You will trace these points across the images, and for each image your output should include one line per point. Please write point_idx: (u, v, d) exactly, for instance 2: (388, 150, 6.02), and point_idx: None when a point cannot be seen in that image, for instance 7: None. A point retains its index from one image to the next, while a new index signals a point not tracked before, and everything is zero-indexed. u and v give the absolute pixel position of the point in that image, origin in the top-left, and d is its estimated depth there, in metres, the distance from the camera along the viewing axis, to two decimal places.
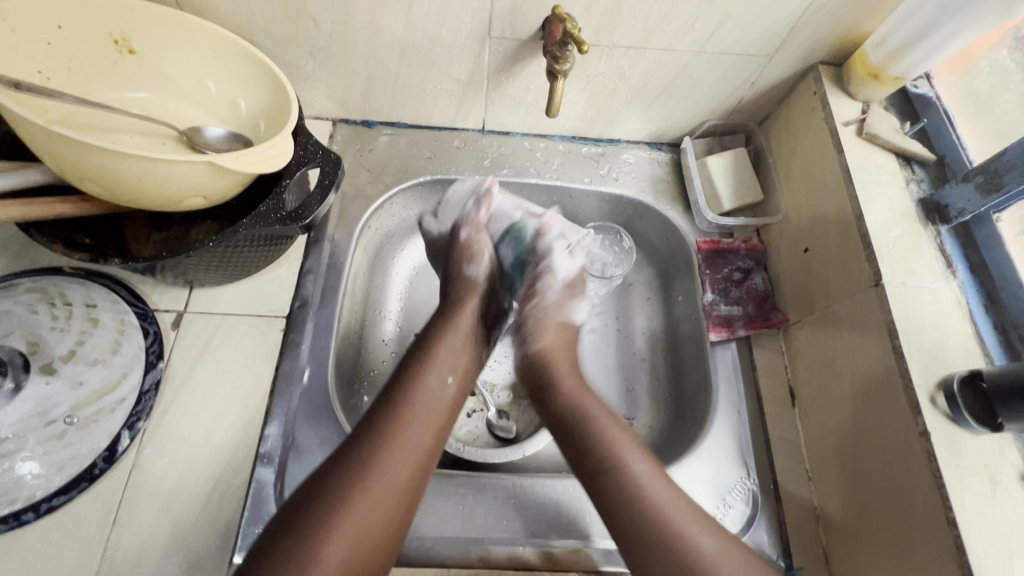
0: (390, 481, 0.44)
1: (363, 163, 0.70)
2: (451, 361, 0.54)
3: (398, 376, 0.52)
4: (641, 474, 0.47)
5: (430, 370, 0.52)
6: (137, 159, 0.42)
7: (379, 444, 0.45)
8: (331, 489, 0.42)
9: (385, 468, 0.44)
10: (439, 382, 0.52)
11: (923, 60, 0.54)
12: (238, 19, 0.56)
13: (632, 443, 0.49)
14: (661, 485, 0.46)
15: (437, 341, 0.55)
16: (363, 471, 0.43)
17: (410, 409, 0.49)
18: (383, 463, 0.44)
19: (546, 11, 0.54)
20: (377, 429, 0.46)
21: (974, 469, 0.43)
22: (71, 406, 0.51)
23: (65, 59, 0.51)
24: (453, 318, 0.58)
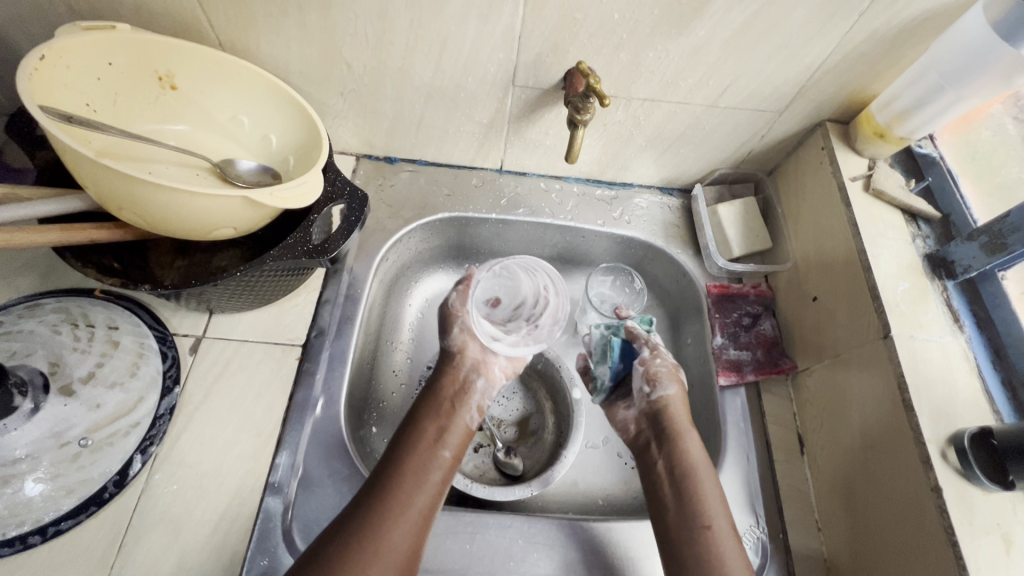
0: (391, 550, 0.46)
1: (384, 197, 0.72)
2: (440, 429, 0.56)
3: (397, 442, 0.55)
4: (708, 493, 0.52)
5: (423, 445, 0.54)
6: (177, 193, 0.44)
7: (381, 512, 0.48)
8: (325, 560, 0.44)
9: (378, 538, 0.46)
10: (432, 455, 0.54)
11: (928, 122, 0.57)
12: (277, 61, 0.59)
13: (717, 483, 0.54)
14: (727, 525, 0.51)
15: (430, 414, 0.57)
16: (360, 544, 0.46)
17: (406, 477, 0.51)
18: (382, 534, 0.47)
19: (568, 64, 0.57)
20: (376, 501, 0.49)
21: (988, 527, 0.43)
22: (87, 428, 0.51)
23: (111, 93, 0.53)
24: (444, 397, 0.59)
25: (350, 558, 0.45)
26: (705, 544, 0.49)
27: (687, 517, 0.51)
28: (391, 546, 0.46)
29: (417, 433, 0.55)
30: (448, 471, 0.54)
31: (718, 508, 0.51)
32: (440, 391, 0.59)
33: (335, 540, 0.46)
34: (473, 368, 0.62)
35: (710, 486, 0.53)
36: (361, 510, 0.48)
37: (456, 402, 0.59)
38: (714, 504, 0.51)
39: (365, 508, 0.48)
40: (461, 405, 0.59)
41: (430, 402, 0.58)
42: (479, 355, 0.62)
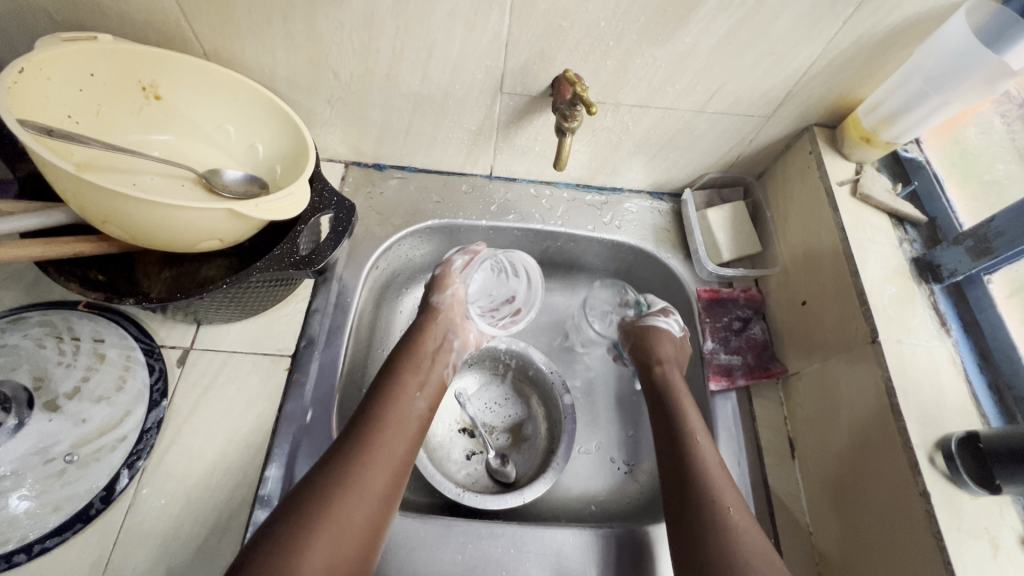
0: (373, 492, 0.47)
1: (373, 205, 0.72)
2: (420, 381, 0.57)
3: (373, 390, 0.55)
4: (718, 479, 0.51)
5: (403, 394, 0.55)
6: (160, 206, 0.43)
7: (358, 456, 0.48)
8: (303, 502, 0.44)
9: (359, 478, 0.47)
10: (410, 406, 0.55)
11: (913, 127, 0.57)
12: (263, 70, 0.58)
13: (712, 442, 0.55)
14: (731, 486, 0.51)
15: (411, 367, 0.58)
16: (342, 485, 0.46)
17: (384, 423, 0.52)
18: (363, 474, 0.47)
19: (556, 71, 0.57)
20: (356, 445, 0.49)
21: (975, 532, 0.43)
22: (72, 444, 0.51)
23: (94, 104, 0.53)
24: (422, 352, 0.60)
25: (333, 498, 0.45)
26: (726, 529, 0.47)
27: (691, 470, 0.52)
28: (371, 487, 0.47)
29: (397, 383, 0.56)
30: (422, 421, 0.55)
31: (719, 472, 0.52)
32: (419, 347, 0.60)
33: (315, 483, 0.46)
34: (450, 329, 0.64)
35: (709, 450, 0.54)
36: (340, 454, 0.48)
37: (434, 359, 0.60)
38: (715, 467, 0.52)
39: (343, 453, 0.48)
40: (438, 359, 0.60)
41: (409, 354, 0.59)
42: (454, 316, 0.65)
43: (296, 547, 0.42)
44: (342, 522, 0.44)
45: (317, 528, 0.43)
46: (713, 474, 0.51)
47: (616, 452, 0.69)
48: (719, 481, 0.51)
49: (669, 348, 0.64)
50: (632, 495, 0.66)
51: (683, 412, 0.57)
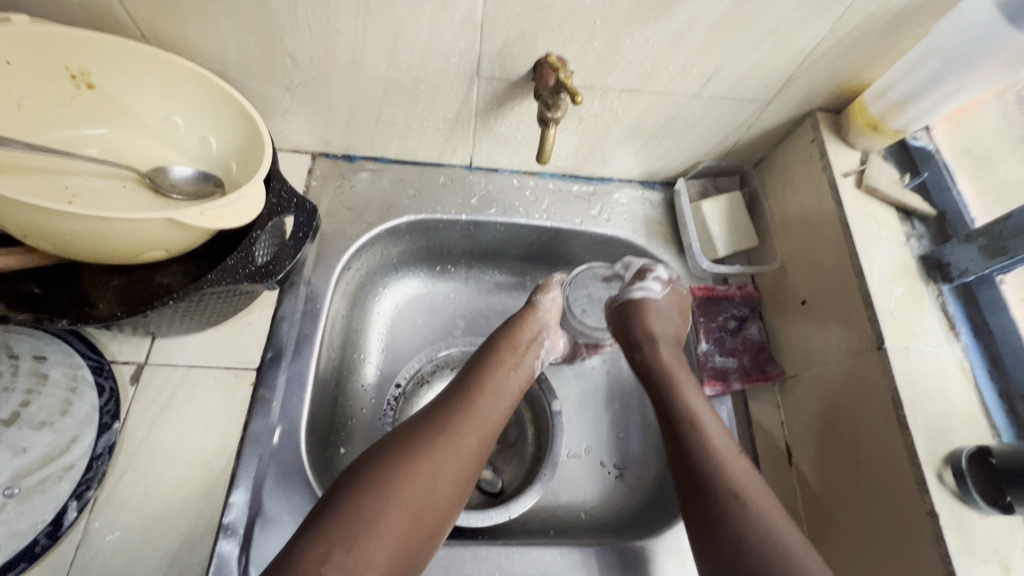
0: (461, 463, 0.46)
1: (343, 201, 0.66)
2: (515, 360, 0.56)
3: (474, 362, 0.56)
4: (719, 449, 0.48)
5: (499, 368, 0.54)
6: (86, 218, 0.38)
7: (451, 420, 0.48)
8: (396, 450, 0.45)
9: (449, 446, 0.47)
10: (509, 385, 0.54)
11: (925, 114, 0.52)
12: (210, 54, 0.52)
13: (711, 411, 0.52)
14: (738, 457, 0.48)
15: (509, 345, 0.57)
16: (431, 450, 0.46)
17: (479, 396, 0.51)
18: (453, 441, 0.47)
19: (538, 53, 0.51)
20: (448, 413, 0.49)
21: (985, 554, 0.41)
22: (12, 476, 0.46)
23: (14, 96, 0.47)
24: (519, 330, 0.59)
25: (422, 462, 0.45)
26: (739, 511, 0.44)
27: (675, 418, 0.50)
28: (457, 455, 0.47)
29: (495, 357, 0.56)
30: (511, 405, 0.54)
31: (723, 444, 0.48)
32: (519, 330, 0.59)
33: (409, 443, 0.46)
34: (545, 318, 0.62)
35: (706, 416, 0.51)
36: (433, 419, 0.48)
37: (530, 346, 0.58)
38: (718, 439, 0.49)
39: (436, 418, 0.48)
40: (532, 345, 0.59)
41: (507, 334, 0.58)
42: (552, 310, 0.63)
43: (382, 508, 0.42)
44: (428, 488, 0.44)
45: (403, 489, 0.43)
46: (716, 446, 0.48)
47: (606, 457, 0.66)
48: (726, 454, 0.48)
49: (655, 327, 0.58)
50: (622, 502, 0.63)
51: (678, 380, 0.53)
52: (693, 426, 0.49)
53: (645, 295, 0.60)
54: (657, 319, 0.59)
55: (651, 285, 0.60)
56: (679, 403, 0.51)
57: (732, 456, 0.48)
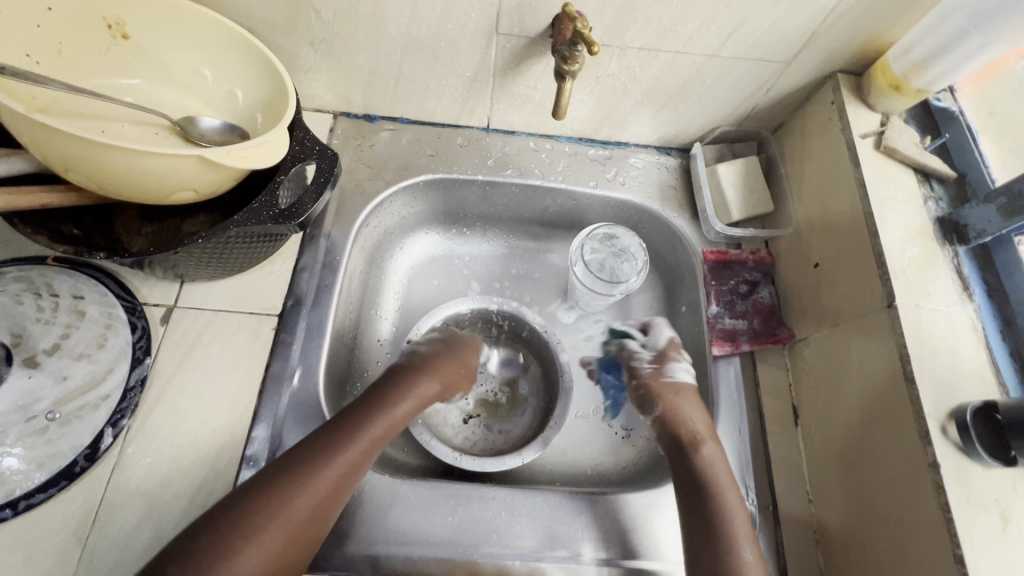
0: (315, 504, 0.46)
1: (362, 158, 0.68)
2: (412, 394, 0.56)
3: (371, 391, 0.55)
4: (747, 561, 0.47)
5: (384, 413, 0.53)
6: (123, 151, 0.40)
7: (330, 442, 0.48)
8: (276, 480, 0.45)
9: (307, 480, 0.46)
10: (390, 428, 0.53)
11: (948, 73, 0.52)
12: (237, 7, 0.54)
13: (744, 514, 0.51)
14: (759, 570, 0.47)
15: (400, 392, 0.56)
16: (291, 487, 0.45)
17: (359, 428, 0.50)
18: (315, 481, 0.46)
19: (556, 8, 0.52)
20: (321, 441, 0.48)
21: (985, 504, 0.41)
22: (54, 402, 0.49)
23: (55, 43, 0.49)
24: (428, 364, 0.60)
25: (280, 496, 0.45)
26: None
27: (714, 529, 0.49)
28: (314, 496, 0.46)
29: (387, 397, 0.54)
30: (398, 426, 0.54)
31: (750, 562, 0.48)
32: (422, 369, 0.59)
33: (270, 480, 0.45)
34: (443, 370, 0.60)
35: (738, 520, 0.50)
36: (306, 449, 0.48)
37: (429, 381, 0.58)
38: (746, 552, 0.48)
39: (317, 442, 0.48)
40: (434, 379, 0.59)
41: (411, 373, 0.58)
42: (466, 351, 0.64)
43: (239, 540, 0.42)
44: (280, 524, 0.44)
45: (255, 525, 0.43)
46: (743, 561, 0.47)
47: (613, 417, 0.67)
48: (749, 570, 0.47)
49: (701, 421, 0.56)
50: (627, 459, 0.65)
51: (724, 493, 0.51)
52: (731, 548, 0.48)
53: (688, 377, 0.60)
54: (692, 409, 0.57)
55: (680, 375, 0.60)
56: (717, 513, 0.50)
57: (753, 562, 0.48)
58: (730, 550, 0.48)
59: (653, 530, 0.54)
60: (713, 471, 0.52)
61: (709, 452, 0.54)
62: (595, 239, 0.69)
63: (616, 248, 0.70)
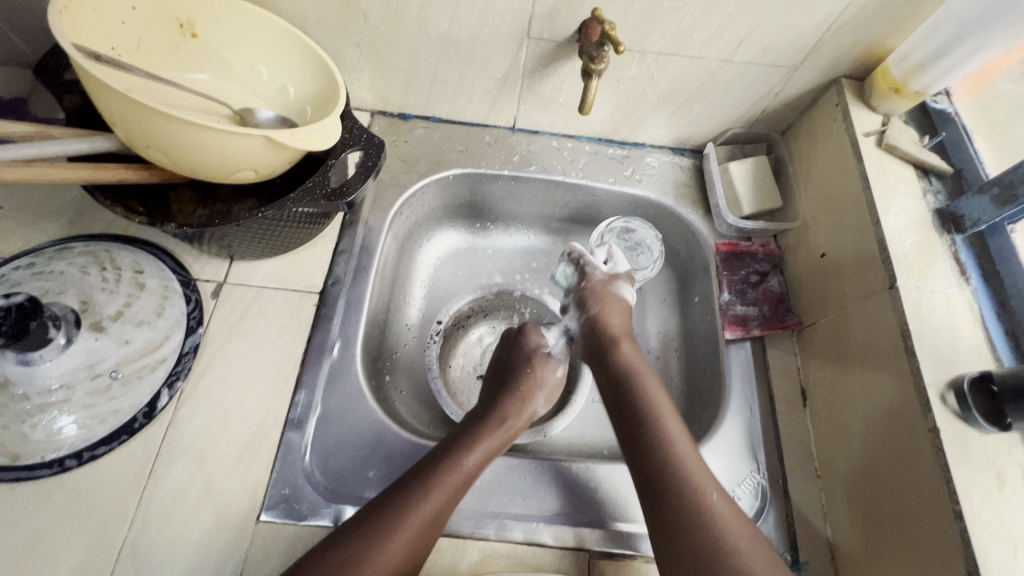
0: (440, 511, 0.48)
1: (398, 153, 0.73)
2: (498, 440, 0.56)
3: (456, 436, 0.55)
4: (698, 472, 0.49)
5: (490, 434, 0.56)
6: (199, 128, 0.45)
7: (415, 486, 0.49)
8: (375, 522, 0.46)
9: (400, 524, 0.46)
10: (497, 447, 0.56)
11: (944, 76, 0.56)
12: (294, 11, 0.59)
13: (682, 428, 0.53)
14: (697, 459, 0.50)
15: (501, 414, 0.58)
16: (421, 494, 0.48)
17: (445, 474, 0.50)
18: (442, 490, 0.49)
19: (584, 14, 0.57)
20: (411, 486, 0.49)
21: (982, 465, 0.44)
22: (117, 362, 0.54)
23: (135, 38, 0.54)
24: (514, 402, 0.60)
25: (414, 504, 0.48)
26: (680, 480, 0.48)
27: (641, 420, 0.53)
28: (442, 509, 0.49)
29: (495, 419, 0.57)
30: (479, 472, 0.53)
31: (687, 451, 0.50)
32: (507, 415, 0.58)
33: (367, 525, 0.46)
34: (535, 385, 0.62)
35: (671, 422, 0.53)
36: (400, 492, 0.48)
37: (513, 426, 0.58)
38: (681, 443, 0.51)
39: (408, 487, 0.49)
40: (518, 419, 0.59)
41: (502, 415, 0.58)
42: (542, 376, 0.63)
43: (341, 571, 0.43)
44: (416, 529, 0.47)
45: (397, 526, 0.46)
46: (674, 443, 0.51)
47: None
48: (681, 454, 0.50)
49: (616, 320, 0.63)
50: None
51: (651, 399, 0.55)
52: (656, 422, 0.53)
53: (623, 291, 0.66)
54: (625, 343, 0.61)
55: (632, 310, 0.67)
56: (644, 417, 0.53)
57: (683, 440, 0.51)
58: (664, 444, 0.51)
59: None
60: (641, 379, 0.57)
61: (628, 350, 0.60)
62: (614, 233, 0.74)
63: (631, 242, 0.74)
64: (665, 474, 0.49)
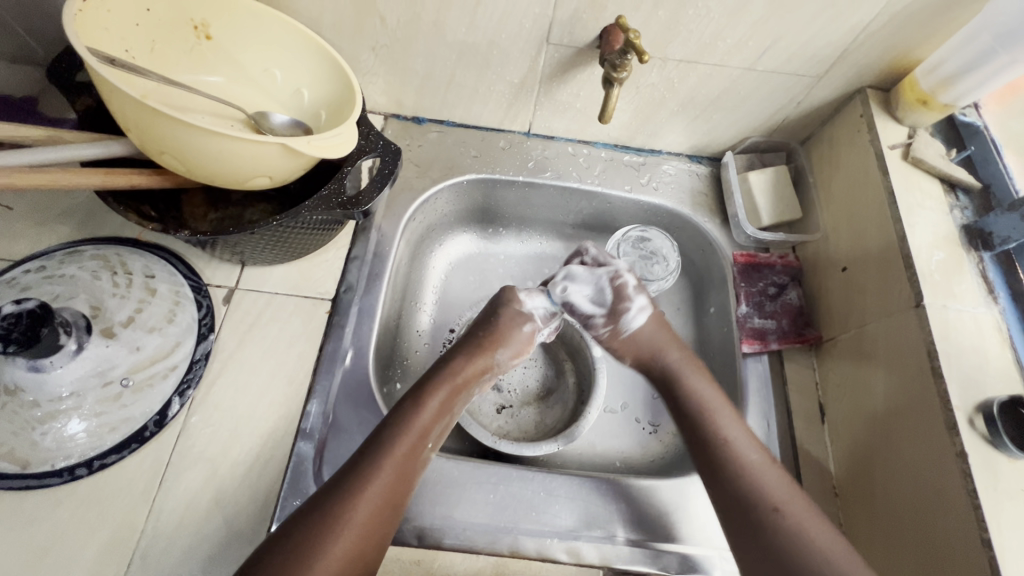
0: (398, 474, 0.48)
1: (411, 157, 0.72)
2: (450, 399, 0.54)
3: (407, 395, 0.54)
4: (755, 464, 0.51)
5: (441, 390, 0.54)
6: (215, 136, 0.44)
7: (371, 453, 0.48)
8: (339, 494, 0.45)
9: (362, 492, 0.46)
10: (449, 407, 0.54)
11: (975, 89, 0.55)
12: (310, 13, 0.58)
13: (740, 423, 0.55)
14: (773, 469, 0.51)
15: (455, 366, 0.56)
16: (377, 457, 0.48)
17: (399, 439, 0.49)
18: (398, 453, 0.49)
19: (606, 20, 0.56)
20: (370, 456, 0.48)
21: (1012, 493, 0.43)
22: (128, 369, 0.53)
23: (149, 40, 0.53)
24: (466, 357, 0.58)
25: (373, 470, 0.47)
26: (774, 522, 0.48)
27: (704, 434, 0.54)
28: (399, 471, 0.48)
29: (444, 376, 0.55)
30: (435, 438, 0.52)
31: (757, 458, 0.52)
32: (461, 371, 0.56)
33: (332, 496, 0.45)
34: (492, 341, 0.60)
35: (729, 421, 0.55)
36: (358, 461, 0.48)
37: (469, 383, 0.57)
38: (749, 452, 0.52)
39: (366, 457, 0.48)
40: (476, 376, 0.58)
41: (459, 371, 0.56)
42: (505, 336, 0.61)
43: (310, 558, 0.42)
44: (376, 494, 0.46)
45: (359, 492, 0.46)
46: (751, 462, 0.52)
47: (641, 412, 0.69)
48: (757, 468, 0.51)
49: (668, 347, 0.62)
50: (654, 453, 0.67)
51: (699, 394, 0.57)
52: (713, 427, 0.54)
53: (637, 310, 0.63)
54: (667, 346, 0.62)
55: (638, 301, 0.63)
56: (707, 425, 0.55)
57: (750, 446, 0.53)
58: (731, 450, 0.52)
59: (686, 516, 0.56)
60: (689, 381, 0.59)
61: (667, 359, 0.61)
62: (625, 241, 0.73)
63: (647, 251, 0.72)
64: (750, 493, 0.50)
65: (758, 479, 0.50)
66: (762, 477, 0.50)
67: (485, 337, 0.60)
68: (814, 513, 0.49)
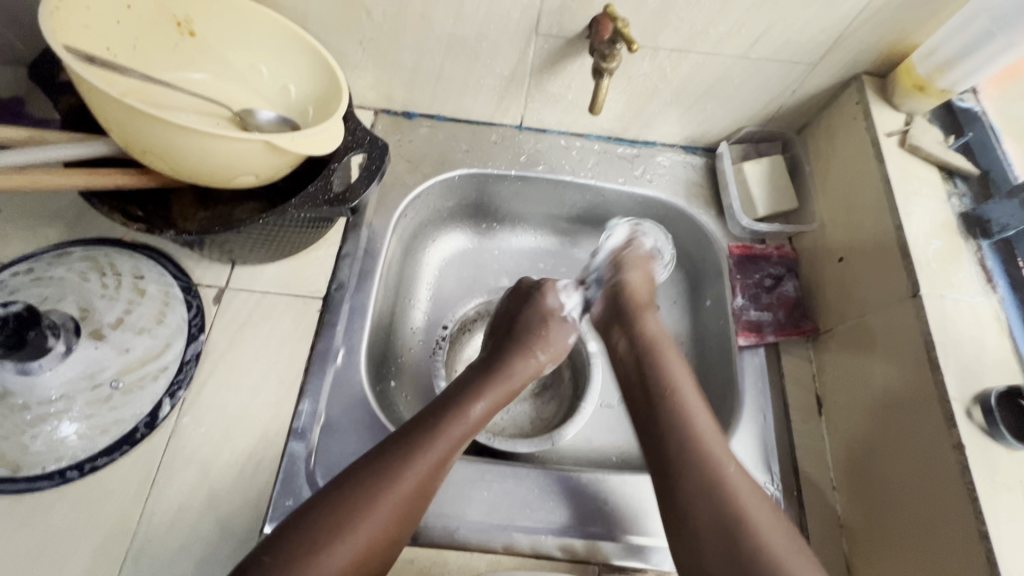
0: (440, 461, 0.48)
1: (402, 152, 0.71)
2: (497, 396, 0.55)
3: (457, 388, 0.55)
4: (702, 427, 0.49)
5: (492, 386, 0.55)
6: (196, 134, 0.43)
7: (420, 435, 0.48)
8: (377, 470, 0.45)
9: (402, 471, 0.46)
10: (496, 405, 0.55)
11: (971, 75, 0.54)
12: (294, 8, 0.57)
13: (694, 385, 0.53)
14: (717, 435, 0.49)
15: (505, 365, 0.58)
16: (427, 439, 0.48)
17: (450, 425, 0.50)
18: (445, 437, 0.49)
19: (595, 10, 0.55)
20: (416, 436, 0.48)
21: (1011, 484, 0.42)
22: (118, 370, 0.53)
23: (132, 37, 0.52)
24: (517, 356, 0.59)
25: (418, 449, 0.47)
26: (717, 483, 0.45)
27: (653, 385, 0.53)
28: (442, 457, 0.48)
29: (500, 372, 0.57)
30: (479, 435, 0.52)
31: (707, 424, 0.50)
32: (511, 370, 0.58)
33: (367, 473, 0.45)
34: (542, 343, 0.62)
35: (685, 382, 0.53)
36: (402, 439, 0.48)
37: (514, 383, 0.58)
38: (697, 415, 0.50)
39: (411, 436, 0.48)
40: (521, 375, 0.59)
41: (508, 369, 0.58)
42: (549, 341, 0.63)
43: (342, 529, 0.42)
44: (416, 477, 0.46)
45: (401, 472, 0.46)
46: (699, 425, 0.49)
47: None
48: (702, 431, 0.49)
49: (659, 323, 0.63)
50: None
51: (663, 353, 0.56)
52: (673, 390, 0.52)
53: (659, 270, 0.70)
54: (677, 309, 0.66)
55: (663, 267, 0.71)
56: (662, 380, 0.53)
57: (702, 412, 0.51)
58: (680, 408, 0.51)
59: None
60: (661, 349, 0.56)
61: (650, 322, 0.60)
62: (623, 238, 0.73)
63: None
64: (691, 452, 0.47)
65: (698, 436, 0.48)
66: (708, 440, 0.48)
67: (538, 339, 0.62)
68: (763, 506, 0.45)
